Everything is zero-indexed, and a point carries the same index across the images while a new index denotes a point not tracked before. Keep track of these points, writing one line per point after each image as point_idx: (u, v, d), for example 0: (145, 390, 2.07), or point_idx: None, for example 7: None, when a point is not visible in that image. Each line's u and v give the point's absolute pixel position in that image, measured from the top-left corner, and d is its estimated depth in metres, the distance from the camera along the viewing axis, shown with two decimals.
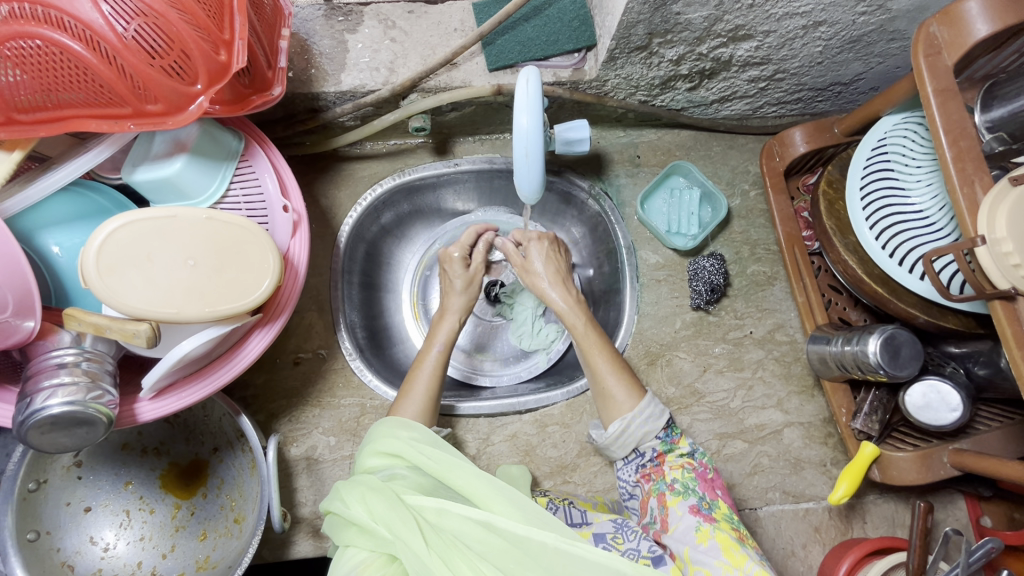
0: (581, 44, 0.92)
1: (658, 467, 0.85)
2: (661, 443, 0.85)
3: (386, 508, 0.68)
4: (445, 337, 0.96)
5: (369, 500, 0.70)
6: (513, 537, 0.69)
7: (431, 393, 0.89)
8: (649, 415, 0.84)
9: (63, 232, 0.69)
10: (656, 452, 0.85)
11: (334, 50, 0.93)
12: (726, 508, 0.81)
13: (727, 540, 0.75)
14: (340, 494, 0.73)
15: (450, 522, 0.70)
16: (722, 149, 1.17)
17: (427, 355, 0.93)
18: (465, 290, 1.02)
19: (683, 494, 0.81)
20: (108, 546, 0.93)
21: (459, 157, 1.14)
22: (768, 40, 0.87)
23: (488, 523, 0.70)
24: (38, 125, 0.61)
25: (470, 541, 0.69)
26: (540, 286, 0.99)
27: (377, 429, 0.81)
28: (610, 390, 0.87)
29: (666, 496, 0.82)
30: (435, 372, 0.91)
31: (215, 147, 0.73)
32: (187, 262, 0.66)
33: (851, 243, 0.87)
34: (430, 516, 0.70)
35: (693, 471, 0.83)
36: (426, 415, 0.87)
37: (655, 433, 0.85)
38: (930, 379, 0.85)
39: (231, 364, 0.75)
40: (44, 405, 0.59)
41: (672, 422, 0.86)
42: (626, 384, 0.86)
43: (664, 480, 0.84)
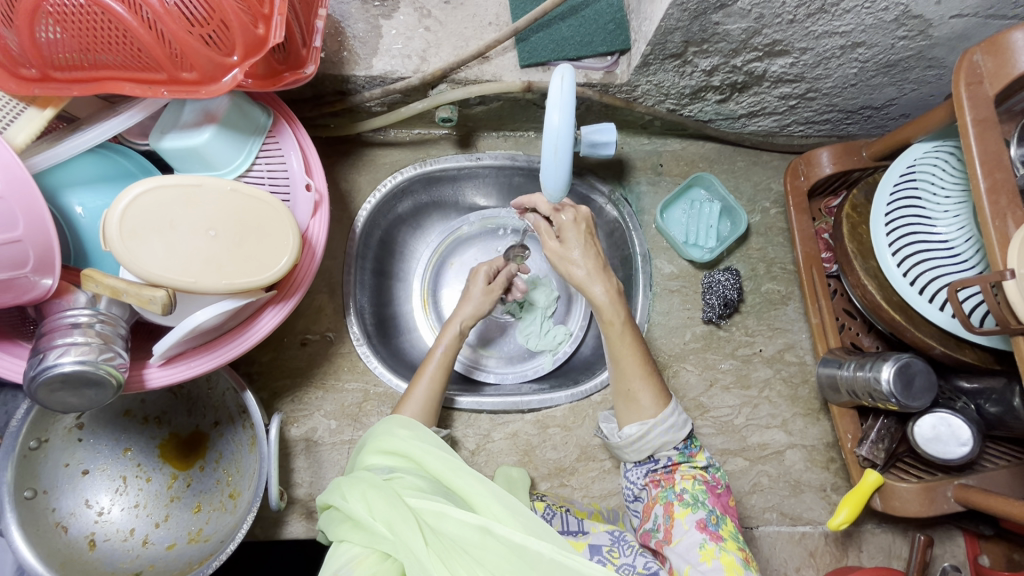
0: (615, 47, 0.92)
1: (669, 475, 0.85)
2: (679, 453, 0.85)
3: (386, 505, 0.68)
4: (448, 340, 0.96)
5: (370, 497, 0.69)
6: (509, 545, 0.69)
7: (430, 395, 0.90)
8: (671, 424, 0.83)
9: (87, 193, 0.69)
10: (672, 460, 0.85)
11: (367, 34, 0.92)
12: (733, 526, 0.80)
13: (732, 562, 0.75)
14: (339, 488, 0.72)
15: (449, 526, 0.69)
16: (746, 164, 1.16)
17: (431, 358, 0.94)
18: (483, 300, 1.02)
19: (692, 507, 0.81)
20: (102, 511, 0.93)
21: (481, 151, 1.14)
22: (805, 57, 0.86)
23: (486, 528, 0.70)
24: (72, 84, 0.62)
25: (468, 547, 0.69)
26: (576, 277, 0.86)
27: (378, 428, 0.81)
28: (637, 395, 0.85)
29: (674, 507, 0.81)
30: (438, 375, 0.92)
31: (243, 121, 0.73)
32: (208, 232, 0.65)
33: (872, 268, 0.87)
34: (430, 519, 0.69)
35: (703, 484, 0.83)
36: (426, 415, 0.88)
37: (675, 444, 0.85)
38: (941, 412, 0.84)
39: (242, 338, 0.75)
40: (56, 362, 0.59)
41: (693, 436, 0.86)
42: (653, 392, 0.84)
43: (673, 489, 0.83)
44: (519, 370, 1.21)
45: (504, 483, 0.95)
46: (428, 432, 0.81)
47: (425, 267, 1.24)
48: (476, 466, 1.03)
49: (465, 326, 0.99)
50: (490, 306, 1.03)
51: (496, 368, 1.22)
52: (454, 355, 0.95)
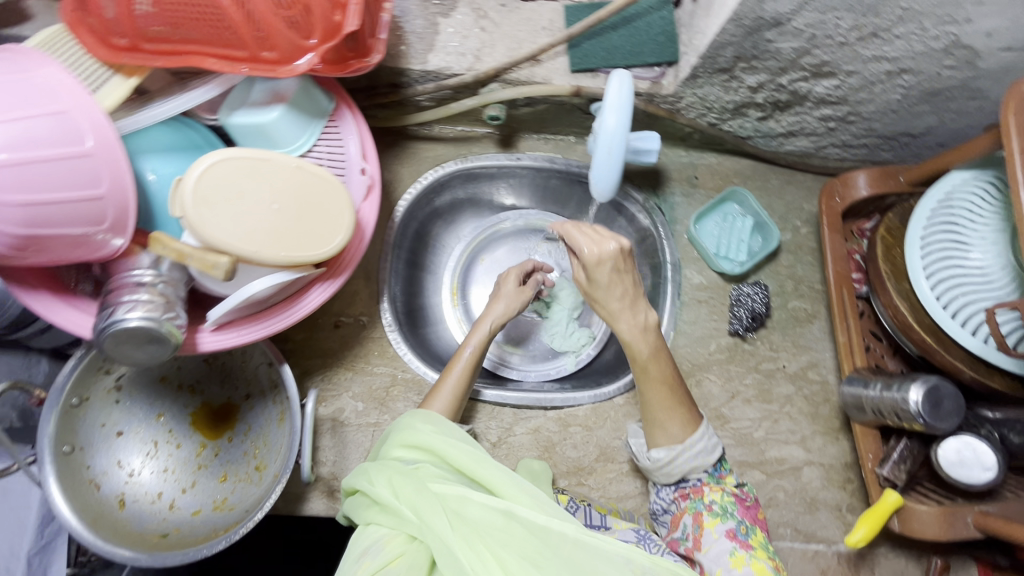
0: (664, 59, 0.94)
1: (699, 487, 0.86)
2: (708, 476, 0.86)
3: (413, 491, 0.71)
4: (477, 341, 0.96)
5: (395, 482, 0.72)
6: (533, 527, 0.70)
7: (457, 393, 0.92)
8: (700, 449, 0.84)
9: (158, 160, 0.72)
10: (701, 481, 0.86)
11: (425, 31, 0.96)
12: (763, 537, 0.81)
13: (762, 570, 0.76)
14: (367, 474, 0.76)
15: (472, 510, 0.70)
16: (779, 183, 1.18)
17: (458, 358, 0.95)
18: (512, 296, 1.04)
19: (721, 517, 0.82)
20: (133, 472, 0.95)
21: (522, 152, 1.16)
22: (850, 80, 0.89)
23: (509, 512, 0.70)
24: (158, 56, 0.65)
25: (491, 531, 0.69)
26: (606, 309, 0.87)
27: (404, 421, 0.82)
28: (665, 423, 0.86)
29: (704, 517, 0.83)
30: (464, 373, 0.93)
31: (309, 104, 0.77)
32: (272, 205, 0.68)
33: (905, 290, 0.88)
34: (454, 503, 0.71)
35: (732, 496, 0.84)
36: (452, 410, 0.91)
37: (704, 466, 0.85)
38: (966, 436, 0.85)
39: (290, 311, 0.78)
40: (123, 318, 0.62)
41: (722, 458, 0.87)
42: (681, 420, 0.86)
43: (703, 500, 0.84)
44: (544, 369, 1.22)
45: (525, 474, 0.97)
46: (447, 424, 0.82)
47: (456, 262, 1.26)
48: (496, 459, 1.04)
49: (495, 328, 1.00)
50: (520, 308, 1.04)
51: (519, 365, 1.23)
52: (481, 356, 0.96)
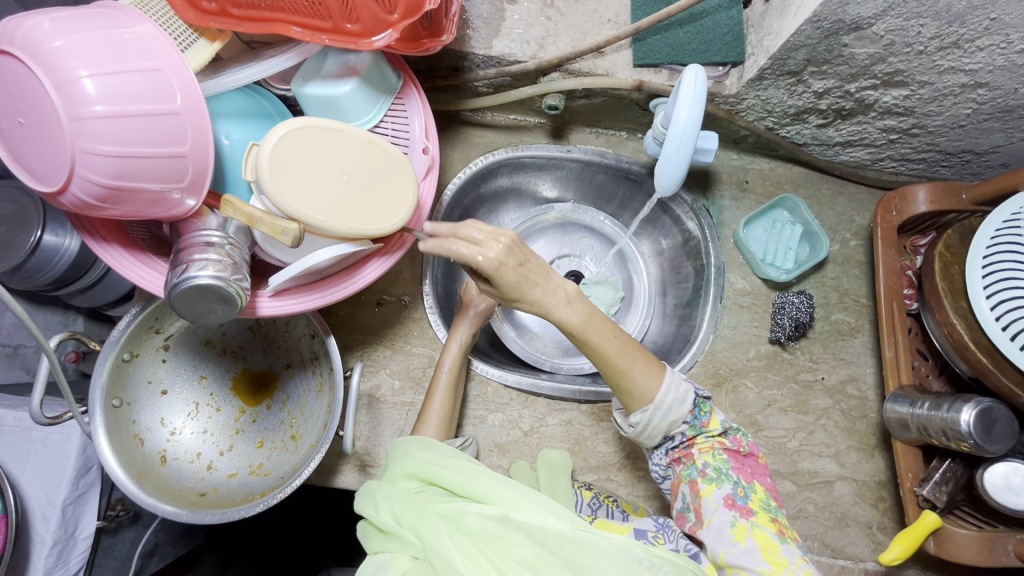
0: (729, 59, 0.94)
1: (688, 451, 0.85)
2: (690, 427, 0.84)
3: (413, 515, 0.73)
4: (452, 359, 1.00)
5: (396, 507, 0.75)
6: (531, 529, 0.71)
7: (445, 412, 0.95)
8: (670, 404, 0.80)
9: (233, 124, 0.73)
10: (686, 436, 0.84)
11: (491, 16, 0.96)
12: (763, 494, 0.81)
13: (767, 540, 0.75)
14: (372, 503, 0.78)
15: (471, 522, 0.72)
16: (831, 193, 1.16)
17: (437, 377, 0.99)
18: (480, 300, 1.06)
19: (717, 482, 0.81)
20: (175, 431, 0.97)
21: (572, 144, 1.16)
22: (921, 91, 0.87)
23: (506, 518, 0.71)
24: (243, 22, 0.66)
25: (491, 541, 0.71)
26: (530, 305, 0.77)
27: (396, 451, 0.84)
28: (631, 376, 0.81)
29: (699, 485, 0.82)
30: (448, 392, 0.97)
31: (379, 80, 0.77)
32: (342, 176, 0.69)
33: (961, 308, 0.86)
34: (455, 518, 0.73)
35: (724, 455, 0.83)
36: (443, 429, 0.95)
37: (682, 418, 0.82)
38: (1013, 461, 0.84)
39: (346, 284, 0.79)
40: (193, 275, 0.63)
41: (699, 404, 0.84)
42: (645, 369, 0.81)
43: (695, 465, 0.83)
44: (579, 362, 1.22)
45: (544, 466, 0.97)
46: (445, 449, 0.84)
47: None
48: (527, 447, 1.04)
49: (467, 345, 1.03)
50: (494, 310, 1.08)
51: (551, 356, 1.24)
52: (459, 371, 1.00)
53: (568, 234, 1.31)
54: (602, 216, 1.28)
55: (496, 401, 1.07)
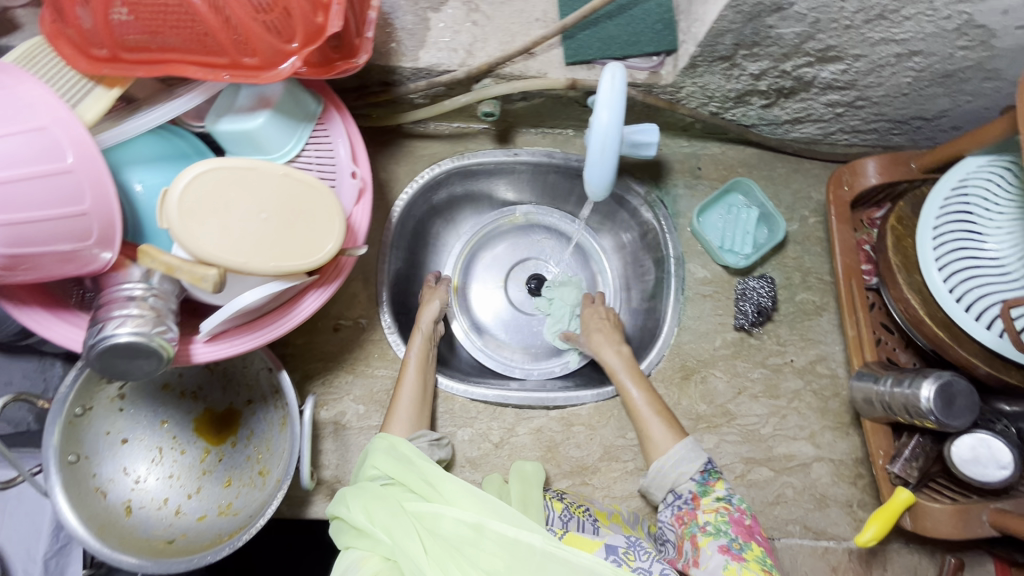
0: (662, 48, 0.91)
1: (692, 511, 0.84)
2: (696, 485, 0.85)
3: (386, 513, 0.74)
4: (417, 348, 1.02)
5: (370, 508, 0.75)
6: (504, 540, 0.73)
7: (414, 400, 0.96)
8: (681, 455, 0.86)
9: (147, 171, 0.71)
10: (691, 493, 0.85)
11: (416, 27, 0.93)
12: (759, 550, 0.79)
13: None
14: (344, 500, 0.78)
15: (446, 528, 0.74)
16: (786, 171, 1.14)
17: (406, 367, 1.00)
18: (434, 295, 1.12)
19: (714, 535, 0.80)
20: (139, 479, 0.96)
21: (519, 147, 1.14)
22: (857, 64, 0.85)
23: (480, 526, 0.74)
24: (138, 65, 0.63)
25: (463, 546, 0.73)
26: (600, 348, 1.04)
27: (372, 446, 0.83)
28: (651, 431, 0.91)
29: (697, 538, 0.81)
30: (417, 381, 0.98)
31: (295, 107, 0.75)
32: (260, 215, 0.67)
33: (916, 281, 0.85)
34: (429, 522, 0.75)
35: (727, 516, 0.81)
36: (413, 421, 0.95)
37: (690, 476, 0.86)
38: (981, 433, 0.82)
39: (284, 319, 0.77)
40: (113, 333, 0.62)
41: (711, 467, 0.87)
42: (664, 426, 0.90)
43: (697, 522, 0.82)
44: (548, 366, 1.21)
45: (517, 478, 0.96)
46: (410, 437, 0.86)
47: (456, 259, 1.26)
48: (498, 459, 1.04)
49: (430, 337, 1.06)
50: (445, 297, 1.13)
51: (520, 362, 1.22)
52: (427, 354, 1.02)
53: (529, 236, 1.30)
54: (561, 216, 1.28)
55: (465, 416, 1.05)
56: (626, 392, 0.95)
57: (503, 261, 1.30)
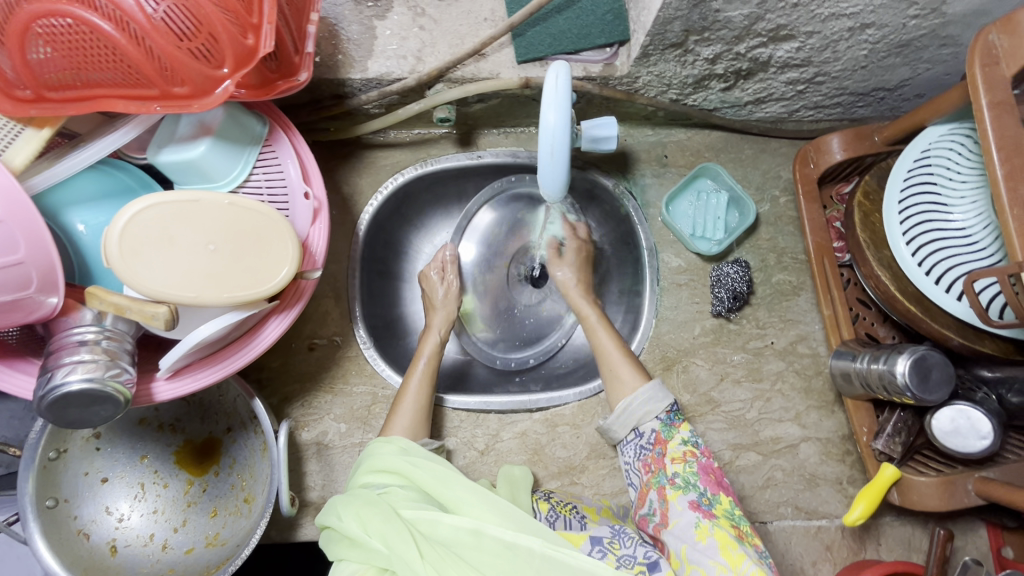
0: (614, 39, 0.90)
1: (659, 457, 0.82)
2: (662, 424, 0.84)
3: (382, 520, 0.66)
4: (429, 350, 0.99)
5: (364, 514, 0.67)
6: (502, 546, 0.68)
7: (419, 406, 0.90)
8: (647, 396, 0.84)
9: (89, 210, 0.70)
10: (655, 433, 0.84)
11: (362, 36, 0.91)
12: (728, 503, 0.78)
13: (725, 538, 0.72)
14: (334, 508, 0.70)
15: (442, 533, 0.68)
16: (753, 152, 1.13)
17: (413, 371, 0.95)
18: (445, 303, 1.08)
19: (683, 489, 0.78)
20: (122, 517, 0.94)
21: (482, 149, 1.12)
22: (811, 41, 0.83)
23: (478, 531, 0.69)
24: (67, 103, 0.62)
25: (462, 551, 0.68)
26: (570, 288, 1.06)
27: (374, 447, 0.79)
28: (619, 374, 0.89)
29: (665, 490, 0.80)
30: (423, 385, 0.93)
31: (239, 132, 0.73)
32: (208, 246, 0.66)
33: (885, 257, 0.84)
34: (425, 528, 0.68)
35: (695, 465, 0.80)
36: (415, 428, 0.88)
37: (657, 414, 0.84)
38: (960, 405, 0.82)
39: (247, 349, 0.76)
40: (64, 381, 0.61)
41: (676, 409, 0.86)
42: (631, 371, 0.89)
43: (664, 472, 0.81)
44: (521, 357, 1.19)
45: (505, 483, 0.94)
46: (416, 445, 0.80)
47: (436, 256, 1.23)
48: (485, 466, 1.03)
49: (442, 335, 1.04)
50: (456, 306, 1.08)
51: (502, 353, 1.19)
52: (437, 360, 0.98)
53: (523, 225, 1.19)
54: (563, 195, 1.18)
55: (448, 425, 1.04)
56: (596, 338, 0.96)
57: (497, 252, 1.21)
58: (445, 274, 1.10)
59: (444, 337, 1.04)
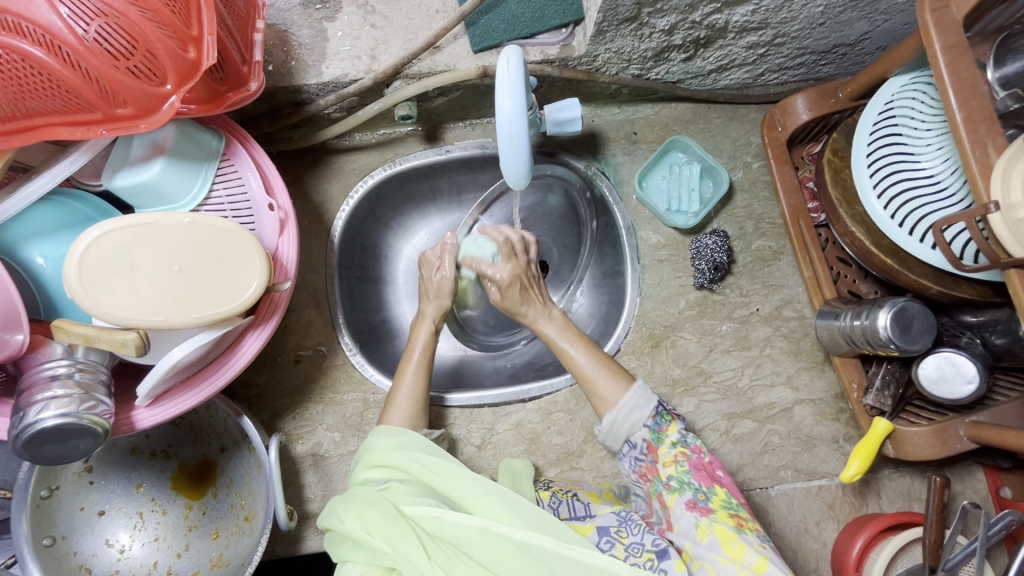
0: (568, 19, 0.89)
1: (653, 465, 0.79)
2: (651, 432, 0.78)
3: (384, 521, 0.64)
4: (423, 340, 0.94)
5: (365, 514, 0.66)
6: (511, 543, 0.66)
7: (415, 396, 0.87)
8: (633, 404, 0.78)
9: (48, 243, 0.69)
10: (646, 443, 0.78)
11: (314, 40, 0.89)
12: (724, 494, 0.76)
13: (725, 532, 0.71)
14: (334, 510, 0.69)
15: (448, 530, 0.66)
16: (722, 120, 1.12)
17: (409, 360, 0.92)
18: (435, 298, 1.00)
19: (679, 491, 0.76)
20: (124, 548, 0.93)
21: (449, 144, 1.10)
22: (766, 3, 0.82)
23: (486, 529, 0.67)
24: (10, 135, 0.60)
25: (470, 549, 0.66)
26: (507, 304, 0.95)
27: (371, 441, 0.78)
28: (597, 390, 0.82)
29: (663, 497, 0.77)
30: (418, 374, 0.90)
31: (193, 149, 0.71)
32: (172, 268, 0.65)
33: (859, 213, 0.84)
34: (429, 526, 0.66)
35: (686, 464, 0.77)
36: (414, 419, 0.86)
37: (644, 422, 0.78)
38: (944, 351, 0.83)
39: (226, 368, 0.75)
40: (38, 418, 0.60)
41: (662, 410, 0.80)
42: (609, 376, 0.82)
43: (660, 479, 0.78)
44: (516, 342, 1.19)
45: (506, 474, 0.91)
46: (420, 439, 0.77)
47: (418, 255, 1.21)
48: (484, 460, 1.03)
49: (436, 324, 0.98)
50: (449, 300, 1.00)
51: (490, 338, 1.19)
52: (433, 352, 0.94)
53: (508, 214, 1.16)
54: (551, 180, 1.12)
55: (442, 423, 1.04)
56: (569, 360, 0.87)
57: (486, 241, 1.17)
58: (442, 263, 1.00)
59: (438, 321, 0.99)
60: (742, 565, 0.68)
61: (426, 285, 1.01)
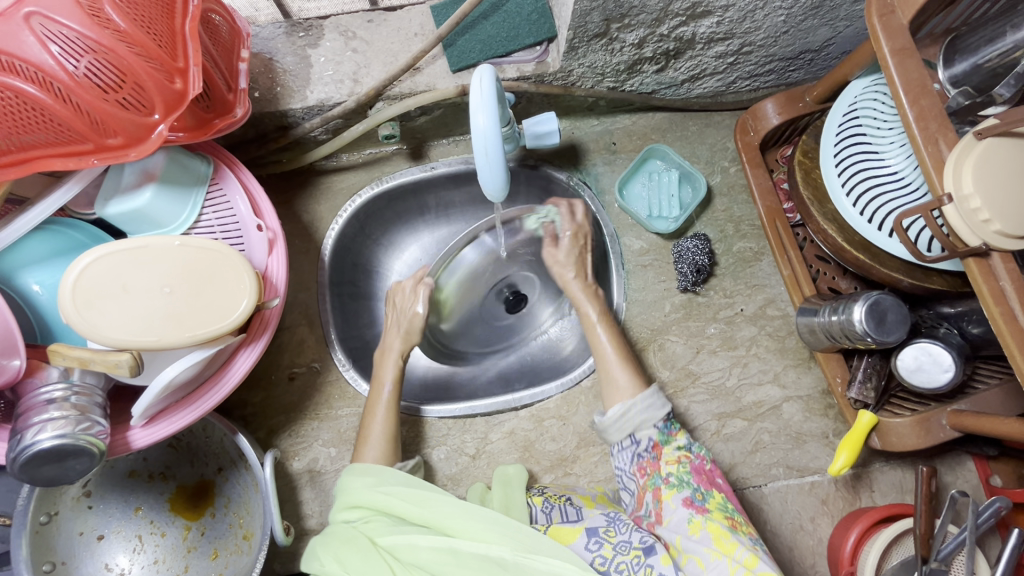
0: (542, 37, 0.92)
1: (654, 461, 0.79)
2: (658, 432, 0.81)
3: (360, 560, 0.68)
4: (391, 378, 0.94)
5: (343, 557, 0.68)
6: (479, 560, 0.68)
7: (387, 432, 0.88)
8: (648, 402, 0.81)
9: (43, 270, 0.72)
10: (652, 441, 0.80)
11: (298, 66, 0.93)
12: (721, 498, 0.77)
13: (718, 529, 0.72)
14: (314, 553, 0.71)
15: (419, 557, 0.68)
16: (698, 128, 1.16)
17: (378, 399, 0.91)
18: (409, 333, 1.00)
19: (677, 487, 0.77)
20: (123, 571, 0.94)
21: (434, 160, 1.14)
22: (729, 14, 0.86)
23: (453, 548, 0.69)
24: (4, 169, 0.63)
25: (439, 572, 0.68)
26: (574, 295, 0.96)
27: (344, 480, 0.79)
28: (614, 377, 0.85)
29: (661, 491, 0.77)
30: (389, 413, 0.90)
31: (182, 174, 0.74)
32: (164, 289, 0.68)
33: (829, 211, 0.87)
34: (402, 554, 0.69)
35: (688, 466, 0.79)
36: (387, 454, 0.86)
37: (655, 422, 0.81)
38: (921, 342, 0.85)
39: (219, 386, 0.76)
40: (36, 440, 0.62)
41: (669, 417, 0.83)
42: (627, 372, 0.85)
43: (659, 474, 0.78)
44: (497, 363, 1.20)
45: (499, 483, 0.93)
46: (394, 475, 0.78)
47: (408, 271, 1.23)
48: (479, 470, 1.04)
49: (403, 358, 0.98)
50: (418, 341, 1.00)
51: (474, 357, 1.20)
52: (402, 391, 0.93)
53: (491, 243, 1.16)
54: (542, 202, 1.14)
55: (436, 434, 1.06)
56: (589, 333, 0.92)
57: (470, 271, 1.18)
58: (418, 299, 1.02)
59: (405, 354, 0.99)
60: (734, 560, 0.68)
61: (398, 318, 1.02)
